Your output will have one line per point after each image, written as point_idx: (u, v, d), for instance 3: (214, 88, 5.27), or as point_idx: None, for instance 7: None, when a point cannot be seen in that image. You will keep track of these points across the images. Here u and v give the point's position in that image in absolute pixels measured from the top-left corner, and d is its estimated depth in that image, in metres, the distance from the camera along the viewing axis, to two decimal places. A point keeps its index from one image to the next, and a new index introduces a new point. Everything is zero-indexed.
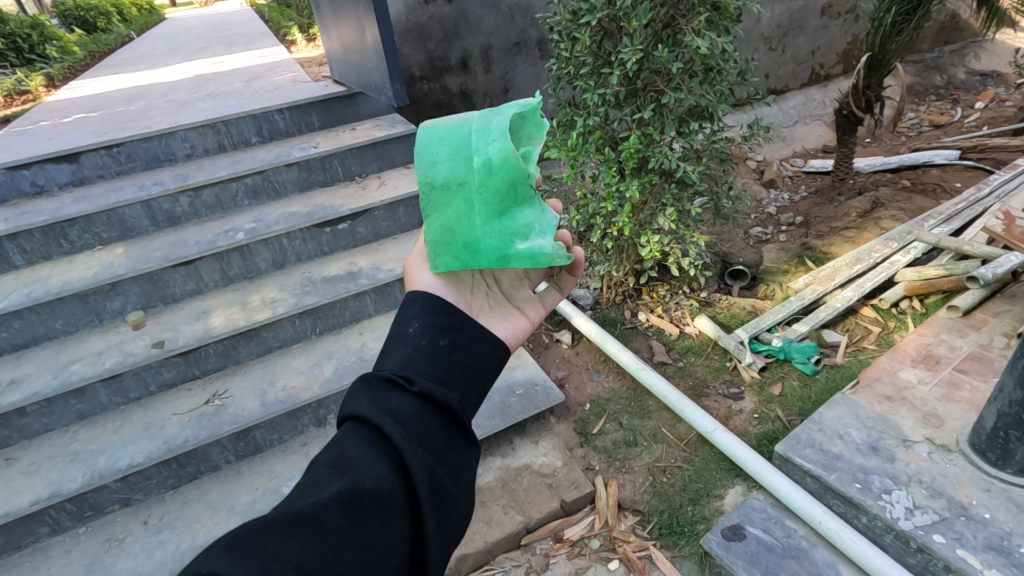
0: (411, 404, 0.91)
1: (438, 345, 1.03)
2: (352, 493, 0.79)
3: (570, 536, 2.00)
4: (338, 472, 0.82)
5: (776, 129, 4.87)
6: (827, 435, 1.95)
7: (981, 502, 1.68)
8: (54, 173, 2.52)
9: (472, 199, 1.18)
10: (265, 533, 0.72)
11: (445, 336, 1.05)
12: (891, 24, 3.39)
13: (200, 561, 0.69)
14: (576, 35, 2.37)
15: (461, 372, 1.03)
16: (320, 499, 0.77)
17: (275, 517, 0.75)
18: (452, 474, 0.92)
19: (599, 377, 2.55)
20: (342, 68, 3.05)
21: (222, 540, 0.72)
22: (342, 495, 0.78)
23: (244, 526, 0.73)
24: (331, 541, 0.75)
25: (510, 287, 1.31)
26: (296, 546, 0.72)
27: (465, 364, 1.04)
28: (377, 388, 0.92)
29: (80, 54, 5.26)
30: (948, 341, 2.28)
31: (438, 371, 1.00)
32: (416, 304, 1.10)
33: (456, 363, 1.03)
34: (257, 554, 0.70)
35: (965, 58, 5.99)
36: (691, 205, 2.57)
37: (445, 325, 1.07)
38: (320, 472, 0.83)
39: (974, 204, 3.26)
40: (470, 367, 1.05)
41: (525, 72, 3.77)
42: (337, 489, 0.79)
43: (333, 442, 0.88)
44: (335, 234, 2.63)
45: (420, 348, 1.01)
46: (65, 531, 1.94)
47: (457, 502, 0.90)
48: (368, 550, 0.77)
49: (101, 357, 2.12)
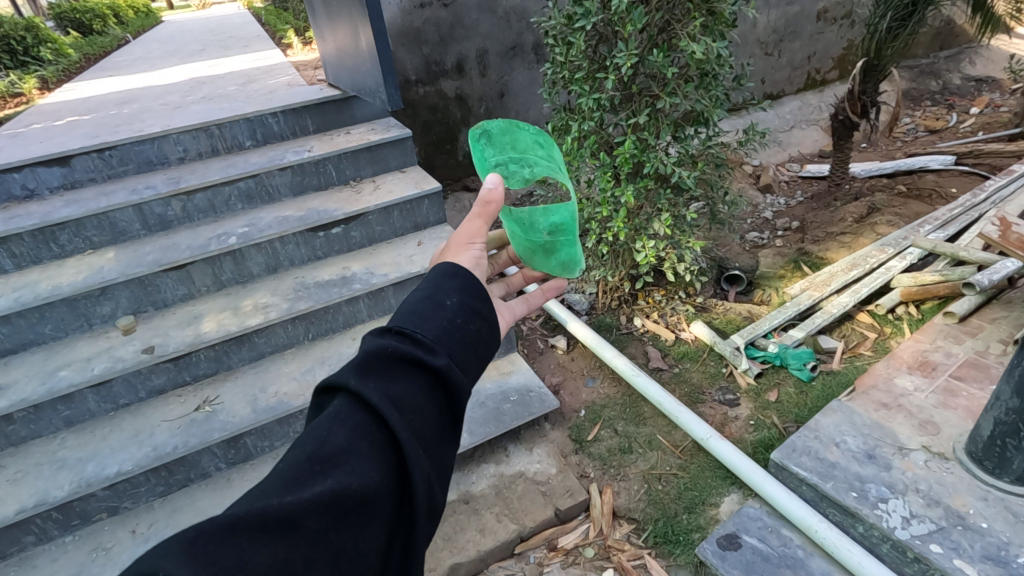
0: (416, 391, 0.84)
1: (470, 329, 0.95)
2: (339, 495, 0.71)
3: (564, 544, 1.98)
4: (325, 465, 0.74)
5: (772, 134, 4.87)
6: (823, 442, 1.94)
7: (978, 511, 1.67)
8: (45, 177, 2.50)
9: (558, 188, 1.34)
10: (233, 534, 0.66)
11: (476, 321, 0.97)
12: (886, 29, 3.40)
13: (159, 558, 0.63)
14: (571, 39, 2.35)
15: (480, 363, 0.96)
16: (301, 498, 0.70)
17: (246, 514, 0.67)
18: (440, 474, 0.85)
19: (595, 383, 2.53)
20: (336, 71, 3.04)
21: (185, 533, 0.66)
22: (327, 495, 0.71)
23: (212, 521, 0.67)
24: (302, 547, 0.68)
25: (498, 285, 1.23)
26: (263, 551, 0.66)
27: (484, 357, 0.97)
28: (384, 368, 0.84)
29: (75, 57, 5.23)
30: (944, 347, 2.27)
31: (467, 354, 0.93)
32: (456, 279, 1.01)
33: (479, 350, 0.96)
34: (220, 560, 0.64)
35: (960, 64, 6.02)
36: (686, 210, 2.56)
37: (479, 311, 0.99)
38: (302, 461, 0.74)
39: (970, 209, 3.26)
40: (488, 358, 0.98)
41: (521, 76, 3.76)
42: (320, 489, 0.71)
43: (323, 422, 0.79)
44: (329, 238, 2.61)
45: (451, 329, 0.93)
46: (52, 540, 1.91)
47: (441, 505, 0.85)
48: (340, 558, 0.71)
49: (90, 363, 2.10)
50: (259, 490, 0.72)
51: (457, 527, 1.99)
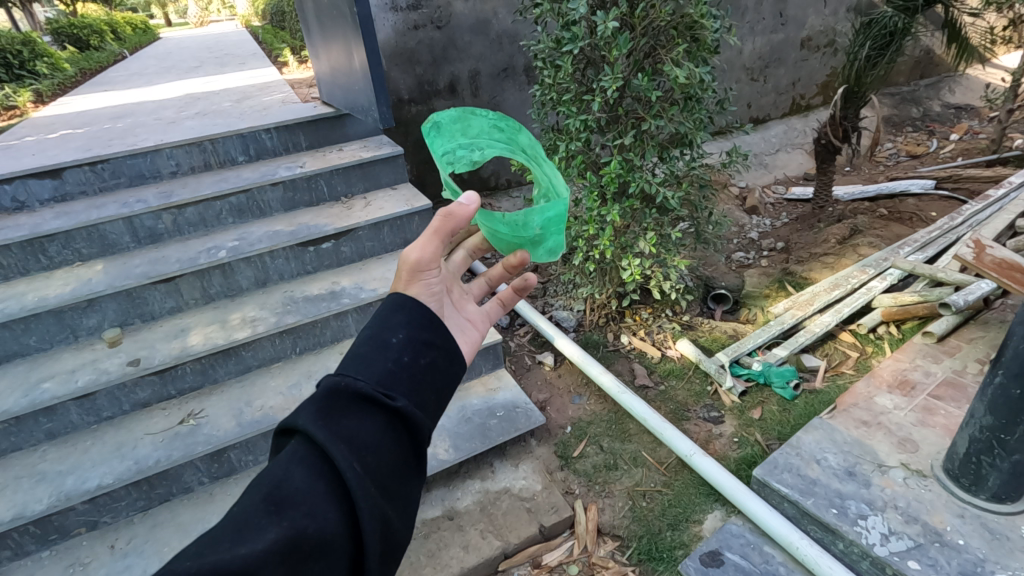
0: (373, 435, 0.82)
1: (419, 364, 0.94)
2: (295, 542, 0.70)
3: (548, 562, 1.97)
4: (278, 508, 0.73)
5: (758, 157, 4.98)
6: (804, 459, 1.96)
7: (955, 528, 1.69)
8: (36, 189, 2.50)
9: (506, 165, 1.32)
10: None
11: (426, 355, 0.96)
12: (866, 58, 3.53)
13: None
14: (559, 63, 2.42)
15: (434, 399, 0.95)
16: (253, 551, 0.67)
17: (198, 566, 0.63)
18: (402, 509, 0.83)
19: (581, 400, 2.54)
20: (330, 90, 3.10)
21: None
22: (279, 543, 0.69)
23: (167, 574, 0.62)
24: None
25: (463, 298, 1.24)
26: None
27: (438, 389, 0.96)
28: (338, 407, 0.82)
29: (70, 71, 5.26)
30: (923, 367, 2.32)
31: (415, 395, 0.91)
32: (403, 313, 0.99)
33: (431, 385, 0.95)
34: None
35: (940, 92, 6.20)
36: (671, 230, 2.61)
37: (428, 342, 0.98)
38: (256, 504, 0.72)
39: (949, 233, 3.35)
40: (443, 393, 0.97)
41: (512, 97, 3.83)
42: (273, 537, 0.69)
43: (279, 464, 0.78)
44: (319, 253, 2.63)
45: (398, 369, 0.91)
46: (28, 555, 1.88)
47: (402, 542, 0.83)
48: None
49: (74, 375, 2.09)
50: (208, 537, 0.69)
51: (441, 544, 1.97)
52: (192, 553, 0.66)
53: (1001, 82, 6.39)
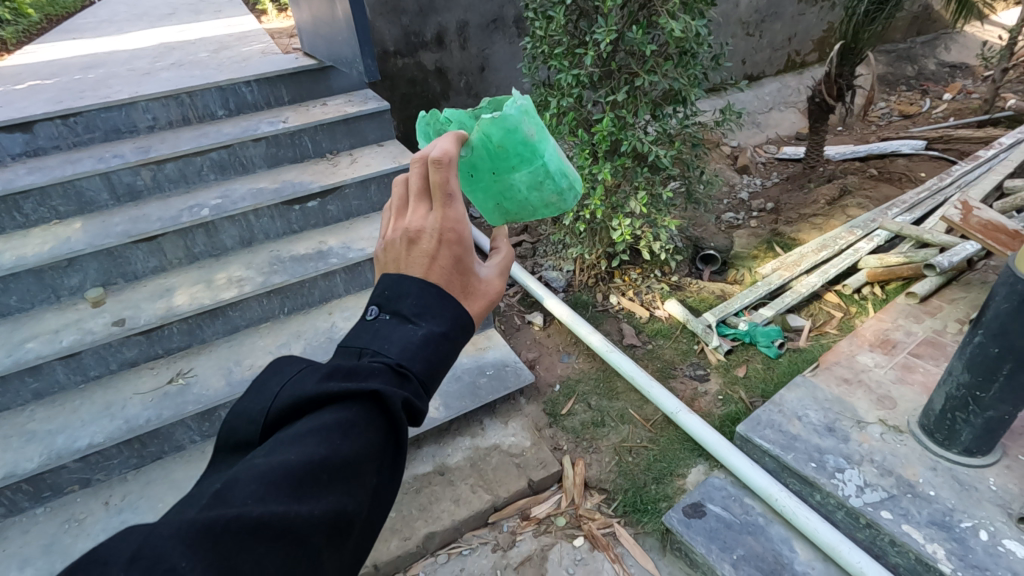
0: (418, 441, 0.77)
1: None
2: (341, 518, 0.65)
3: (536, 514, 2.03)
4: (332, 476, 0.66)
5: (751, 116, 4.91)
6: (786, 416, 2.01)
7: (927, 480, 1.76)
8: (5, 143, 2.40)
9: (517, 185, 1.23)
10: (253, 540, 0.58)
11: None
12: (863, 13, 3.38)
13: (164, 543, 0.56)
14: (551, 13, 2.34)
15: None
16: (311, 514, 0.62)
17: (266, 517, 0.59)
18: None
19: (570, 359, 2.58)
20: (312, 40, 2.96)
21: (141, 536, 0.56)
22: (330, 514, 0.64)
23: (235, 517, 0.58)
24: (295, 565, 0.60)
25: None
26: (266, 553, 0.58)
27: None
28: (415, 408, 0.75)
29: (35, 18, 4.97)
30: (905, 326, 2.36)
31: None
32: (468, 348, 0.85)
33: None
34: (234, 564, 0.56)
35: (935, 50, 6.12)
36: (662, 189, 2.58)
37: None
38: (312, 465, 0.65)
39: (937, 193, 3.36)
40: None
41: (502, 50, 3.72)
42: (326, 506, 0.64)
43: (340, 428, 0.68)
44: (305, 212, 2.58)
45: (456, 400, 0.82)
46: (23, 512, 1.89)
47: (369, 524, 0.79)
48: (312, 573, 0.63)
49: (58, 335, 2.06)
50: (263, 477, 0.63)
51: (433, 498, 2.02)
52: (251, 494, 0.61)
53: (998, 40, 6.30)
